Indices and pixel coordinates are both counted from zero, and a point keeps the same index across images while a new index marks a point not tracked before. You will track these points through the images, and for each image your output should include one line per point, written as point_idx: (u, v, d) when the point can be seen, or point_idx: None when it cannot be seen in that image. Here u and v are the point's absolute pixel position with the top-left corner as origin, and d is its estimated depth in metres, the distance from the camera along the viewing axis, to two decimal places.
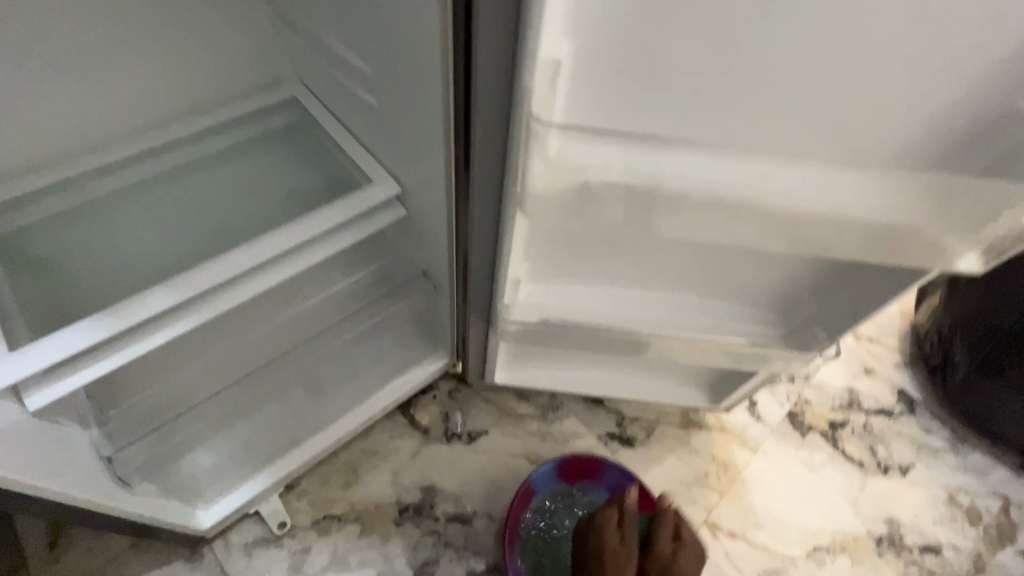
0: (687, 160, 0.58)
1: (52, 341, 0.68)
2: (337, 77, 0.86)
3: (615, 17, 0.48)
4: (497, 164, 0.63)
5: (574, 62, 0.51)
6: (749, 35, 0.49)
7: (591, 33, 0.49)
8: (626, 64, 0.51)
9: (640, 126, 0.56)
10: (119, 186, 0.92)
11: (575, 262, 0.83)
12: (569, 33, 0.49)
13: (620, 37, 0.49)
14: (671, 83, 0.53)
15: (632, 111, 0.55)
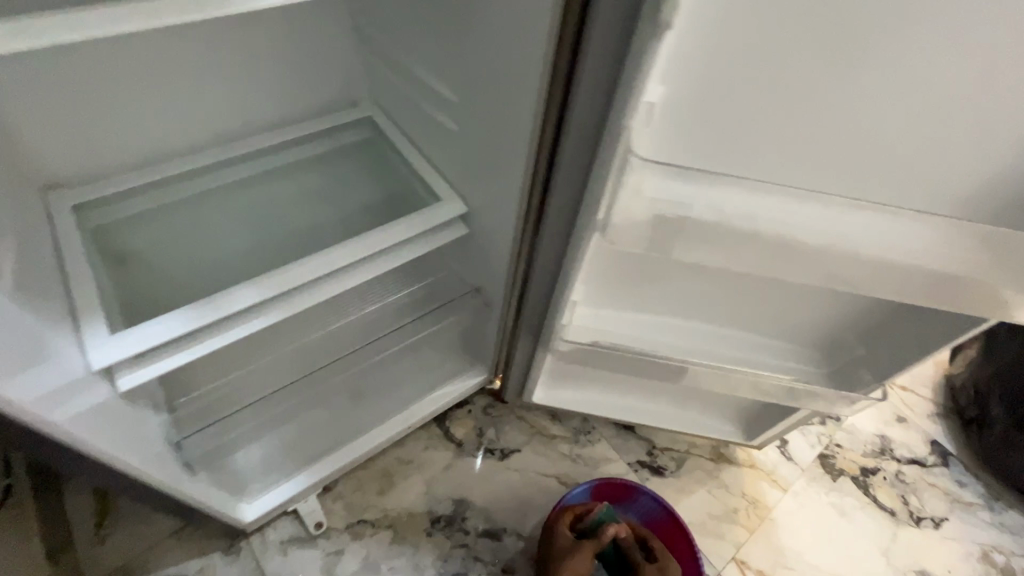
0: (767, 199, 0.61)
1: (145, 327, 0.73)
2: (418, 102, 0.93)
3: (710, 67, 0.53)
4: (579, 192, 0.68)
5: (666, 104, 0.56)
6: (828, 91, 0.54)
7: (686, 80, 0.54)
8: (715, 109, 0.56)
9: (717, 163, 0.61)
10: (208, 189, 1.00)
11: (631, 288, 0.87)
12: (665, 79, 0.54)
13: (712, 86, 0.54)
14: (751, 127, 0.58)
15: (712, 149, 0.60)
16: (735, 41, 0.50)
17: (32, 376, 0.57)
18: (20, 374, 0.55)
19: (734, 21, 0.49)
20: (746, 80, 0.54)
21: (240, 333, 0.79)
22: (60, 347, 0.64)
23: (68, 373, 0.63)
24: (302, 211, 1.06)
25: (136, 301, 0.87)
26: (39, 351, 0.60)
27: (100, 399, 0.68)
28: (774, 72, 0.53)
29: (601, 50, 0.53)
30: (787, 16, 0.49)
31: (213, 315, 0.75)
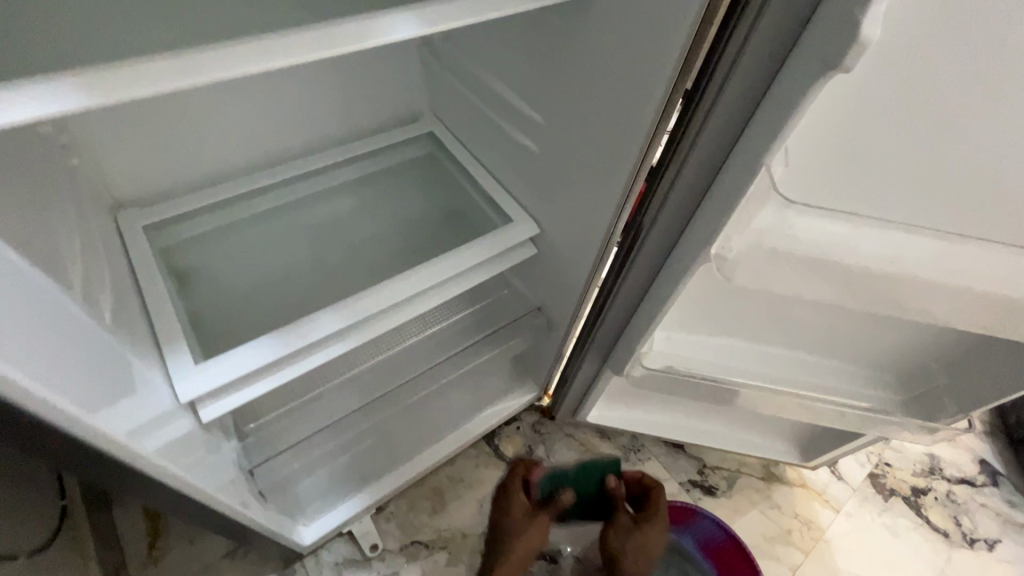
0: (892, 244, 0.59)
1: (229, 357, 0.71)
2: (489, 120, 0.91)
3: (869, 112, 0.50)
4: (682, 222, 0.67)
5: (810, 143, 0.53)
6: (1002, 142, 0.49)
7: (838, 122, 0.51)
8: (864, 154, 0.53)
9: (852, 208, 0.58)
10: (271, 207, 0.98)
11: (712, 314, 0.85)
12: (817, 119, 0.51)
13: (863, 127, 0.51)
14: (900, 176, 0.54)
15: (849, 193, 0.57)
16: (900, 78, 0.47)
17: (124, 406, 0.53)
18: (114, 405, 0.51)
19: (902, 56, 0.45)
20: (904, 117, 0.50)
21: (319, 359, 0.77)
22: (144, 377, 0.61)
23: (154, 405, 0.60)
24: (362, 228, 1.05)
25: (204, 323, 0.85)
26: (128, 381, 0.56)
27: (182, 429, 0.65)
28: (940, 118, 0.49)
29: (739, 86, 0.51)
30: (968, 54, 0.44)
31: (296, 345, 0.73)
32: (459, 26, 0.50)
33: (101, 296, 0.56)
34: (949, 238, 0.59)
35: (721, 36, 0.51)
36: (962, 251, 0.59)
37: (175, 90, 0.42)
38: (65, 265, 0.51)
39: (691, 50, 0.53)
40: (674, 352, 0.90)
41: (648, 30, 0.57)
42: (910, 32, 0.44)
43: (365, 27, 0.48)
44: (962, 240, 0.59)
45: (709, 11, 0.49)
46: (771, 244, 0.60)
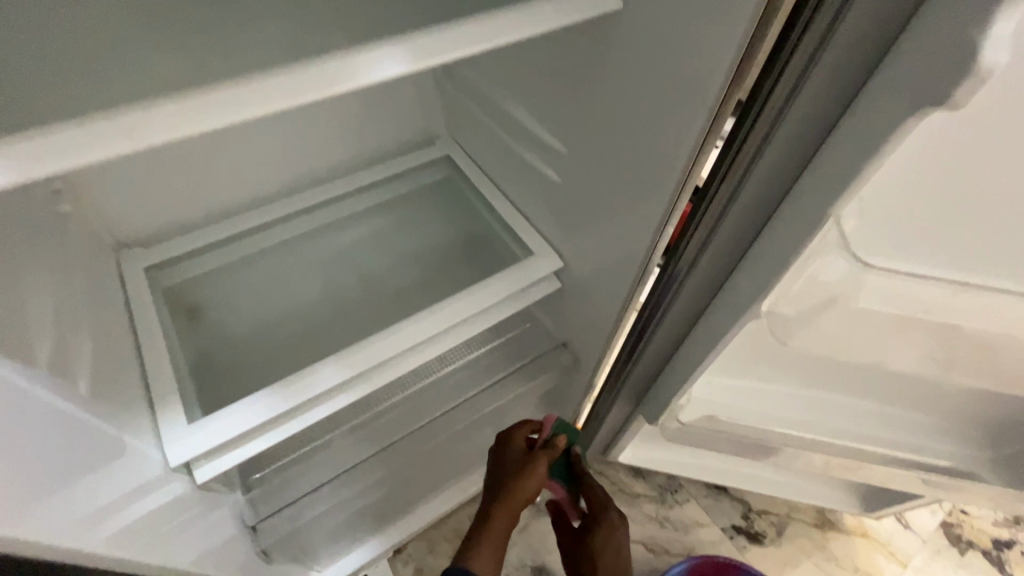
0: (966, 301, 0.51)
1: (229, 413, 0.66)
2: (506, 143, 0.84)
3: (960, 159, 0.41)
4: (728, 267, 0.57)
5: (881, 195, 0.44)
6: None
7: (919, 172, 0.42)
8: (948, 206, 0.44)
9: (926, 263, 0.49)
10: (281, 241, 0.93)
11: (761, 363, 0.75)
12: (897, 168, 0.42)
13: (950, 177, 0.42)
14: (993, 231, 0.45)
15: (926, 249, 0.48)
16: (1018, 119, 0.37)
17: (68, 497, 0.45)
18: (49, 502, 0.43)
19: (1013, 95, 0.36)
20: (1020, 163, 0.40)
21: (323, 412, 0.71)
22: (125, 447, 0.55)
23: (128, 481, 0.54)
24: (377, 258, 0.99)
25: (209, 366, 0.81)
26: (95, 460, 0.50)
27: (158, 502, 0.57)
28: None
29: (803, 108, 0.42)
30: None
31: (297, 399, 0.67)
32: (456, 57, 0.44)
33: (81, 361, 0.52)
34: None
35: (783, 49, 0.42)
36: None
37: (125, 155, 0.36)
38: (34, 332, 0.46)
39: (745, 65, 0.45)
40: (717, 403, 0.80)
41: (689, 47, 0.49)
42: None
43: (345, 67, 0.41)
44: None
45: (771, 21, 0.41)
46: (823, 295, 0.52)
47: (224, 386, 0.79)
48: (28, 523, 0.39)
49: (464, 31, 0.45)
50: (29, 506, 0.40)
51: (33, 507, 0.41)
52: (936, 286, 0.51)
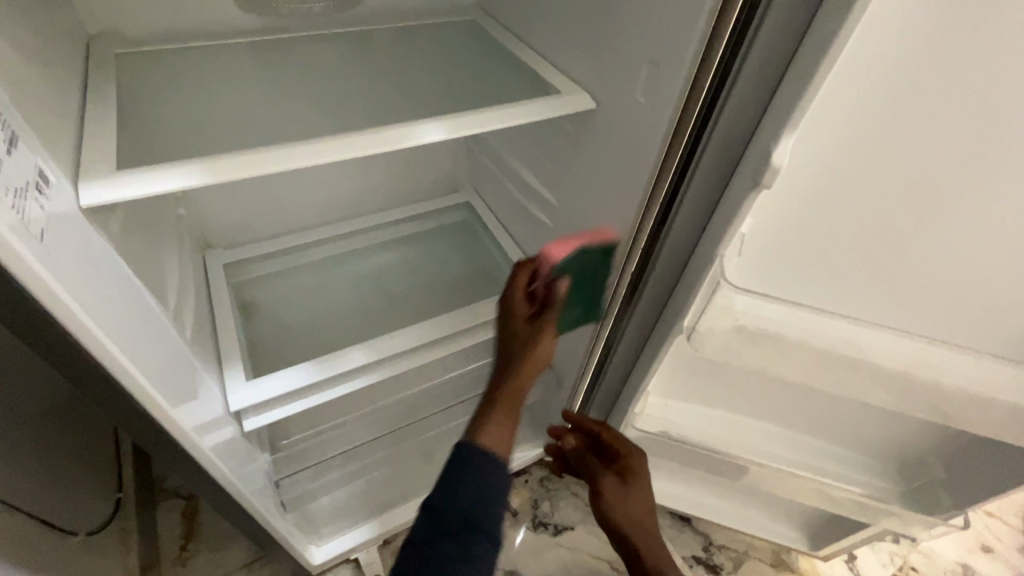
0: (834, 325, 0.67)
1: (275, 378, 0.84)
2: (514, 195, 1.06)
3: (796, 216, 0.60)
4: (665, 295, 0.75)
5: (755, 239, 0.63)
6: (907, 243, 0.59)
7: (774, 224, 0.61)
8: (798, 250, 0.63)
9: (796, 293, 0.67)
10: (328, 255, 1.16)
11: (705, 387, 0.91)
12: (760, 221, 0.61)
13: (795, 228, 0.61)
14: (832, 268, 0.64)
15: (792, 281, 0.66)
16: (829, 191, 0.57)
17: (184, 404, 0.63)
18: (178, 403, 0.60)
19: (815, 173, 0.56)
20: (840, 220, 0.59)
21: (345, 389, 0.88)
22: (201, 382, 0.73)
23: (205, 410, 0.72)
24: (401, 276, 1.19)
25: (257, 349, 1.00)
26: (188, 385, 0.68)
27: (222, 435, 0.74)
28: (853, 223, 0.59)
29: (700, 182, 0.61)
30: (886, 178, 0.55)
31: (327, 372, 0.85)
32: (479, 132, 0.65)
33: (188, 315, 0.72)
34: (886, 330, 0.67)
35: (685, 146, 0.61)
36: (894, 343, 0.67)
37: (263, 175, 0.55)
38: (166, 286, 0.67)
39: (662, 157, 0.63)
40: (668, 419, 0.96)
41: (626, 137, 0.68)
42: (820, 155, 0.54)
43: (405, 130, 0.61)
44: (896, 334, 0.67)
45: (677, 129, 0.60)
46: (732, 319, 0.67)
47: (267, 364, 0.99)
48: (171, 408, 0.57)
49: (485, 114, 0.66)
50: (172, 399, 0.58)
51: (173, 398, 0.58)
52: (811, 315, 0.68)
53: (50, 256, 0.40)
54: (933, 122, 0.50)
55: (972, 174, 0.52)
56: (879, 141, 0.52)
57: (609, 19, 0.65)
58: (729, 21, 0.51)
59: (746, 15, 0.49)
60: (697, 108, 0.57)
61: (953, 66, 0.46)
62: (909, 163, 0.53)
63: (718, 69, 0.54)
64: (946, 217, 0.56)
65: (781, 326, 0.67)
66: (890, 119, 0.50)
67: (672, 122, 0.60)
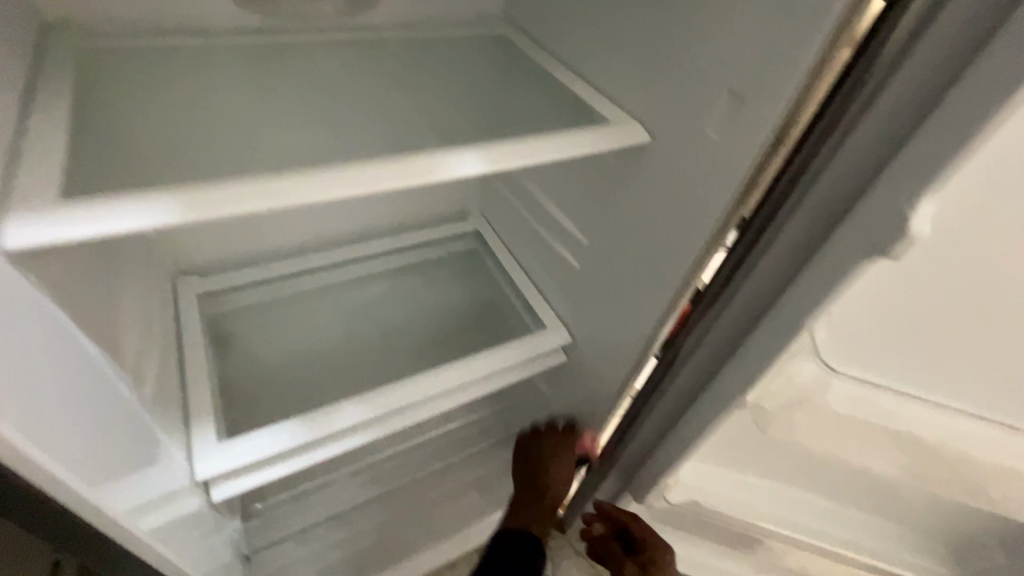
0: (928, 413, 0.58)
1: (255, 437, 0.71)
2: (534, 227, 0.95)
3: (904, 291, 0.50)
4: (716, 364, 0.64)
5: (847, 312, 0.54)
6: None
7: (874, 298, 0.52)
8: (897, 328, 0.54)
9: (889, 374, 0.58)
10: (318, 283, 1.03)
11: (749, 459, 0.80)
12: (858, 293, 0.52)
13: (901, 304, 0.51)
14: (937, 350, 0.54)
15: (885, 360, 0.57)
16: (956, 268, 0.47)
17: (129, 486, 0.50)
18: (120, 491, 0.47)
19: (942, 247, 0.46)
20: (959, 299, 0.49)
21: (336, 449, 0.76)
22: (161, 448, 0.60)
23: (162, 485, 0.58)
24: (401, 311, 1.07)
25: (235, 393, 0.87)
26: (140, 451, 0.54)
27: (180, 512, 0.61)
28: (977, 305, 0.49)
29: (790, 237, 0.49)
30: None
31: (319, 432, 0.73)
32: (521, 166, 0.54)
33: (148, 370, 0.59)
34: (989, 422, 0.56)
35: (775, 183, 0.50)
36: (996, 433, 0.56)
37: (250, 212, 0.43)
38: (120, 338, 0.53)
39: (743, 192, 0.53)
40: (702, 489, 0.86)
41: (690, 176, 0.58)
42: (954, 227, 0.44)
43: (434, 163, 0.50)
44: (1000, 427, 0.56)
45: (766, 162, 0.50)
46: (799, 393, 0.60)
47: (243, 412, 0.85)
48: (108, 506, 0.44)
49: (526, 146, 0.56)
50: (111, 491, 0.45)
51: (111, 487, 0.45)
52: (903, 398, 0.58)
53: None
54: None
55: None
56: None
57: (678, 39, 0.55)
58: (863, 31, 0.41)
59: (893, 25, 0.38)
60: (801, 136, 0.47)
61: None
62: None
63: (836, 91, 0.43)
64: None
65: (856, 404, 0.59)
66: None
67: (761, 154, 0.50)
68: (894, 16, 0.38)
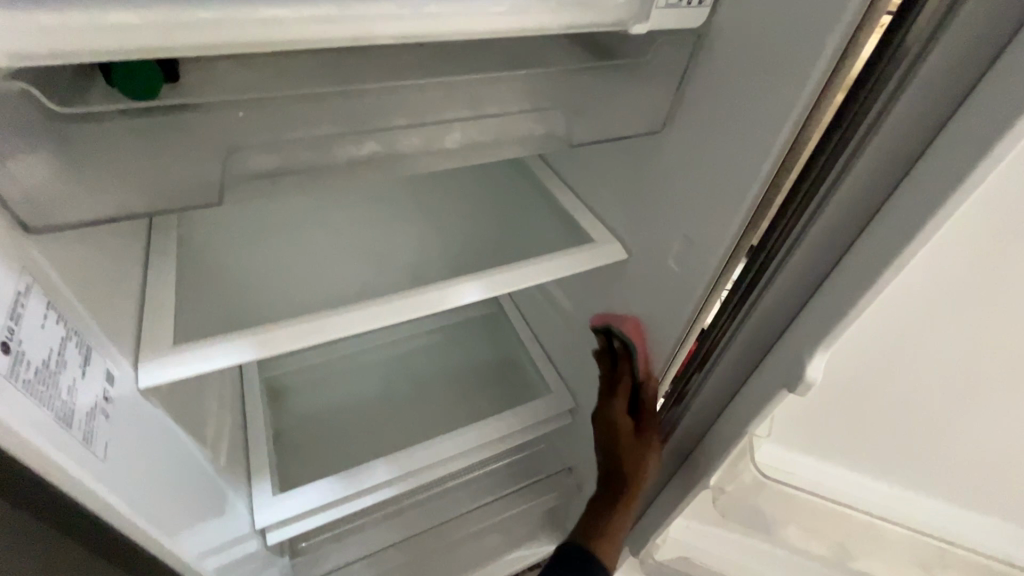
0: (865, 491, 0.68)
1: (303, 492, 0.86)
2: (544, 302, 1.07)
3: (834, 400, 0.61)
4: (690, 446, 0.74)
5: (792, 413, 0.64)
6: (948, 433, 0.58)
7: (812, 404, 0.62)
8: (834, 426, 0.64)
9: (831, 461, 0.68)
10: (358, 348, 1.20)
11: (731, 525, 0.89)
12: (801, 400, 0.62)
13: (832, 408, 0.62)
14: (867, 444, 0.64)
15: (826, 450, 0.67)
16: (870, 384, 0.57)
17: (211, 541, 0.65)
18: (206, 550, 0.61)
19: (855, 369, 0.57)
20: (877, 407, 0.59)
21: (367, 502, 0.90)
22: (230, 504, 0.75)
23: (231, 531, 0.73)
24: (428, 366, 1.20)
25: (287, 445, 1.03)
26: (214, 505, 0.69)
27: (244, 553, 0.76)
28: (890, 411, 0.59)
29: (739, 349, 0.59)
30: (926, 379, 0.55)
31: (352, 487, 0.87)
32: (514, 289, 0.67)
33: (222, 441, 0.74)
34: (903, 505, 0.67)
35: (721, 312, 0.61)
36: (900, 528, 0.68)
37: (305, 347, 0.58)
38: (205, 422, 0.69)
39: (704, 306, 0.63)
40: (688, 547, 0.96)
41: (659, 290, 0.69)
42: (860, 356, 0.55)
43: (444, 293, 0.64)
44: (913, 510, 0.67)
45: (715, 290, 0.61)
46: (764, 476, 0.70)
47: (293, 462, 1.00)
48: (202, 562, 0.59)
49: (520, 271, 0.68)
50: (203, 550, 0.59)
51: (202, 547, 0.60)
52: (845, 477, 0.68)
53: (114, 467, 0.41)
54: (972, 337, 0.50)
55: (983, 412, 0.55)
56: (921, 348, 0.52)
57: (640, 184, 0.67)
58: (774, 210, 0.52)
59: (793, 214, 0.50)
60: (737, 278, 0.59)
61: (978, 327, 0.49)
62: (950, 367, 0.53)
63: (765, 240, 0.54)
64: (957, 433, 0.58)
65: (810, 486, 0.69)
66: (932, 330, 0.50)
67: (710, 284, 0.61)
68: (796, 202, 0.49)
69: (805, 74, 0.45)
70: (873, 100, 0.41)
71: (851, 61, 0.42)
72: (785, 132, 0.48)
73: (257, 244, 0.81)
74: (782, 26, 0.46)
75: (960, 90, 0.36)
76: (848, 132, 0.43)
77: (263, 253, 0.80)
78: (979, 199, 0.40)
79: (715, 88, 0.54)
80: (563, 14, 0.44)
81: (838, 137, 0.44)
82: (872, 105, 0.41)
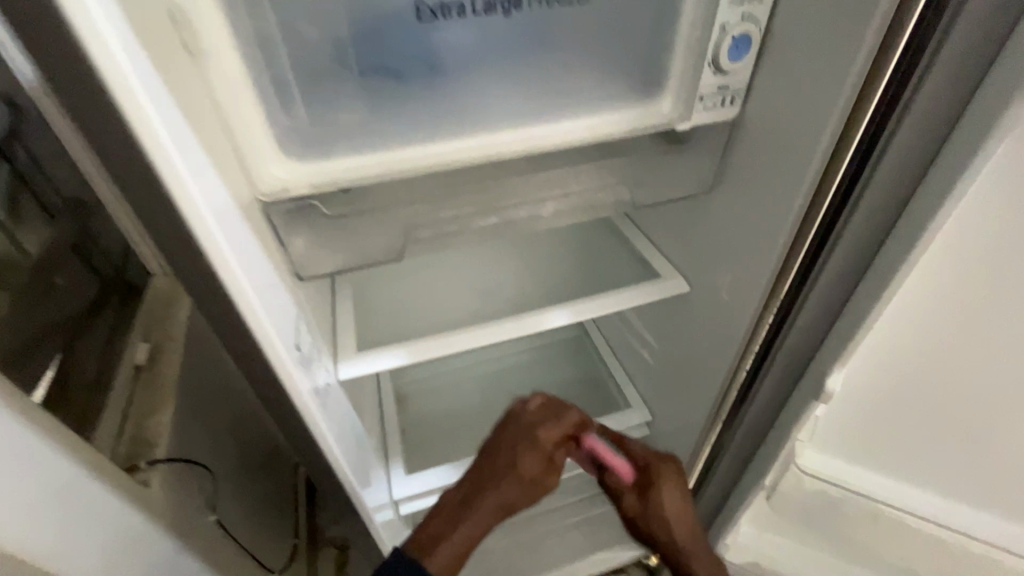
0: (889, 487, 0.82)
1: (427, 474, 1.08)
2: (622, 326, 1.23)
3: (856, 409, 0.75)
4: (752, 445, 0.87)
5: (825, 421, 0.78)
6: (949, 435, 0.72)
7: (840, 412, 0.76)
8: (858, 430, 0.78)
9: (858, 460, 0.82)
10: (463, 364, 1.43)
11: (788, 522, 1.01)
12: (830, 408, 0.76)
13: (854, 415, 0.76)
14: (885, 446, 0.78)
15: (854, 450, 0.81)
16: (880, 394, 0.72)
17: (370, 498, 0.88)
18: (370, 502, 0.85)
19: (866, 383, 0.71)
20: (888, 413, 0.74)
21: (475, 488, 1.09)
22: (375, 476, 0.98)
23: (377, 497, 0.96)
24: (521, 381, 1.40)
25: (409, 440, 1.26)
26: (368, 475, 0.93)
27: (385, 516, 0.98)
28: (900, 416, 0.73)
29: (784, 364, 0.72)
30: (923, 390, 0.69)
31: (464, 474, 1.07)
32: (594, 314, 0.84)
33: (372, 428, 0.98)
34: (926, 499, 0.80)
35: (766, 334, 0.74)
36: (941, 513, 0.81)
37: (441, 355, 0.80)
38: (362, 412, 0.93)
39: (751, 331, 0.76)
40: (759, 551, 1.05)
41: (716, 317, 0.83)
42: (868, 372, 0.70)
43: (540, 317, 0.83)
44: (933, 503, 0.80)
45: (760, 318, 0.74)
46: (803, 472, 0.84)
47: (414, 454, 1.24)
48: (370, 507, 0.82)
49: (599, 299, 0.86)
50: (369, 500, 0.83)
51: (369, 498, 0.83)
52: (871, 474, 0.82)
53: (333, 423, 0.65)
54: (950, 357, 0.64)
55: (972, 415, 0.68)
56: (913, 365, 0.67)
57: (698, 230, 0.82)
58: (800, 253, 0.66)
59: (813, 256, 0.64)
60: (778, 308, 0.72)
61: (955, 349, 0.63)
62: (941, 380, 0.67)
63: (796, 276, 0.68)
64: (957, 435, 0.72)
65: (842, 482, 0.84)
66: (919, 351, 0.65)
67: (755, 313, 0.74)
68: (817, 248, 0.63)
69: (812, 151, 0.59)
70: (862, 173, 0.56)
71: (846, 146, 0.56)
72: (801, 195, 0.62)
73: (397, 282, 1.05)
74: (793, 116, 0.60)
75: (921, 166, 0.52)
76: (845, 197, 0.58)
77: (399, 288, 1.05)
78: (932, 255, 0.56)
79: (749, 159, 0.69)
80: (624, 120, 0.63)
81: (839, 200, 0.59)
82: (861, 177, 0.56)
